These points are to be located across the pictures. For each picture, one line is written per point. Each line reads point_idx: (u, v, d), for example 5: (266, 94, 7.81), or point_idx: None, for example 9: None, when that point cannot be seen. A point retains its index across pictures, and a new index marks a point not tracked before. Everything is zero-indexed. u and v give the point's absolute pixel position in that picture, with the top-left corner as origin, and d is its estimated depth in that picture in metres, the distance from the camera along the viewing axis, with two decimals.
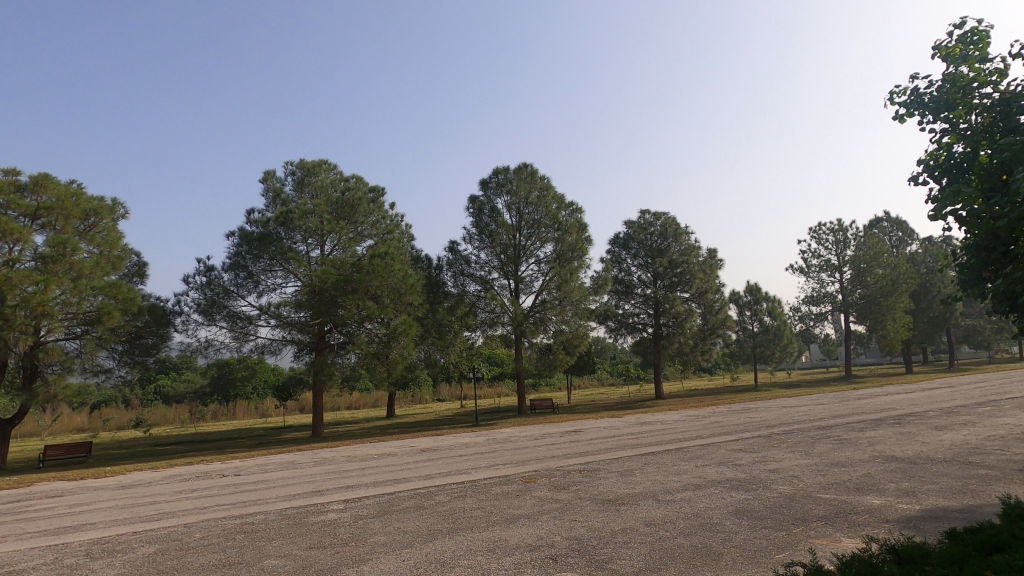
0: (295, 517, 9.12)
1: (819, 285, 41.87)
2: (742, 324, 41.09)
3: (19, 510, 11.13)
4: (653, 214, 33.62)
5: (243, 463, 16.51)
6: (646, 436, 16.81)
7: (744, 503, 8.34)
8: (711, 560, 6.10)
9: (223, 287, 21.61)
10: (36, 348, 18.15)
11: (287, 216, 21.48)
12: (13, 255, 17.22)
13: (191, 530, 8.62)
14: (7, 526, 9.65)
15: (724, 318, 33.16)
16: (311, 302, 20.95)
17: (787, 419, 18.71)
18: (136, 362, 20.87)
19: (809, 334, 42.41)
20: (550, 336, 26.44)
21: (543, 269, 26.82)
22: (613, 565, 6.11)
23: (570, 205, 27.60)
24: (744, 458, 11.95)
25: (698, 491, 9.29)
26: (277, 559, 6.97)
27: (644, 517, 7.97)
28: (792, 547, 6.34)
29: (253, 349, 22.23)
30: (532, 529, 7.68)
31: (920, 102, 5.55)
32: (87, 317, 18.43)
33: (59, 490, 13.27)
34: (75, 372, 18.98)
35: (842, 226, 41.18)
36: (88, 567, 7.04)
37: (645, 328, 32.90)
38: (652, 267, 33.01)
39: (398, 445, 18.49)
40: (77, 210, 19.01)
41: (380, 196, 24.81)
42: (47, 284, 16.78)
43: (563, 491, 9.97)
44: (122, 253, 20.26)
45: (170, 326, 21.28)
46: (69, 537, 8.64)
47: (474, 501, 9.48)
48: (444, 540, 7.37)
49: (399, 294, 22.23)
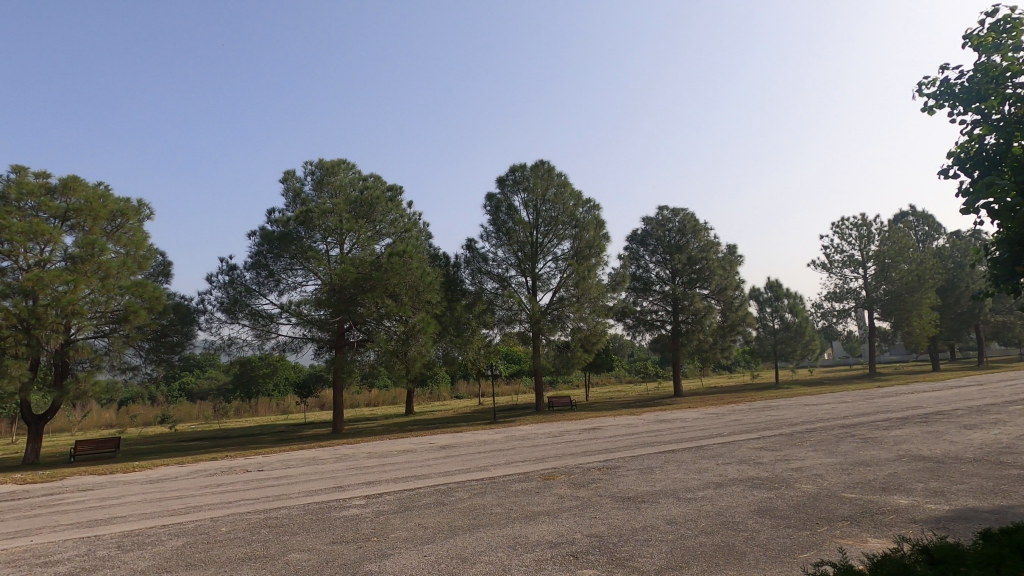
0: (317, 512, 9.25)
1: (842, 281, 41.15)
2: (762, 321, 40.51)
3: (52, 503, 11.48)
4: (671, 210, 33.26)
5: (265, 458, 16.77)
6: (666, 434, 16.67)
7: (766, 502, 8.24)
8: (734, 559, 6.04)
9: (245, 286, 21.99)
10: (66, 346, 18.65)
11: (307, 215, 21.79)
12: (44, 256, 17.76)
13: (217, 524, 8.81)
14: (42, 518, 9.95)
15: (744, 314, 32.71)
16: (331, 300, 21.27)
17: (809, 417, 18.43)
18: (162, 360, 21.29)
19: (831, 331, 41.65)
20: (567, 333, 26.38)
21: (560, 266, 26.85)
22: (635, 563, 6.10)
23: (587, 202, 27.55)
24: (766, 457, 11.78)
25: (719, 490, 9.20)
26: (302, 553, 7.09)
27: (665, 515, 7.93)
28: (817, 547, 6.25)
29: (275, 347, 22.59)
30: (553, 526, 7.70)
31: (950, 94, 5.42)
32: (115, 315, 18.88)
33: (91, 484, 13.67)
34: (104, 370, 19.47)
35: (866, 220, 40.42)
36: (120, 558, 7.24)
37: (663, 325, 32.64)
38: (671, 264, 32.71)
39: (417, 442, 18.63)
40: (104, 211, 19.47)
41: (398, 195, 24.97)
42: (76, 284, 17.20)
43: (583, 488, 9.98)
44: (147, 253, 20.70)
45: (193, 324, 21.69)
46: (101, 529, 8.88)
47: (493, 498, 9.53)
48: (465, 536, 7.43)
49: (417, 292, 22.19)
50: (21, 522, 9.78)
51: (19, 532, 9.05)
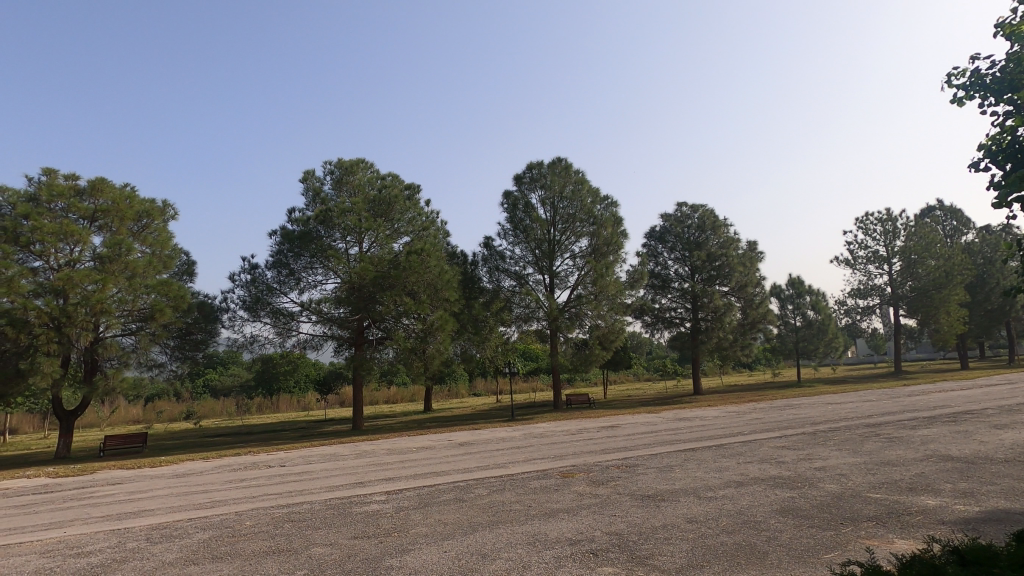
0: (339, 507, 9.38)
1: (866, 277, 40.35)
2: (783, 318, 39.78)
3: (83, 496, 11.81)
4: (690, 206, 32.94)
5: (287, 454, 17.04)
6: (685, 432, 16.51)
7: (789, 502, 8.12)
8: (756, 559, 5.98)
9: (266, 284, 22.32)
10: (96, 343, 19.14)
11: (326, 215, 22.08)
12: (73, 256, 18.29)
13: (242, 518, 8.98)
14: (74, 511, 10.25)
15: (765, 312, 32.35)
16: (350, 298, 21.49)
17: (832, 416, 18.11)
18: (187, 357, 21.71)
19: (855, 328, 40.85)
20: (585, 331, 26.26)
21: (578, 264, 26.81)
22: (655, 561, 6.07)
23: (605, 199, 27.42)
24: (788, 456, 11.61)
25: (740, 489, 9.12)
26: (324, 547, 7.19)
27: (685, 513, 7.87)
28: (841, 547, 6.16)
29: (296, 344, 22.92)
30: (572, 523, 7.69)
31: (982, 84, 5.27)
32: (141, 314, 19.32)
33: (120, 478, 14.04)
34: (131, 366, 19.94)
35: (891, 215, 39.58)
36: (149, 550, 7.43)
37: (682, 323, 32.33)
38: (690, 261, 32.37)
39: (436, 439, 18.75)
40: (131, 212, 19.92)
41: (416, 193, 25.10)
42: (104, 283, 17.66)
43: (602, 486, 9.94)
44: (173, 253, 21.14)
45: (217, 322, 22.07)
46: (131, 522, 9.13)
47: (512, 495, 9.56)
48: (484, 533, 7.45)
49: (435, 290, 22.27)
50: (55, 514, 10.09)
51: (53, 523, 9.34)
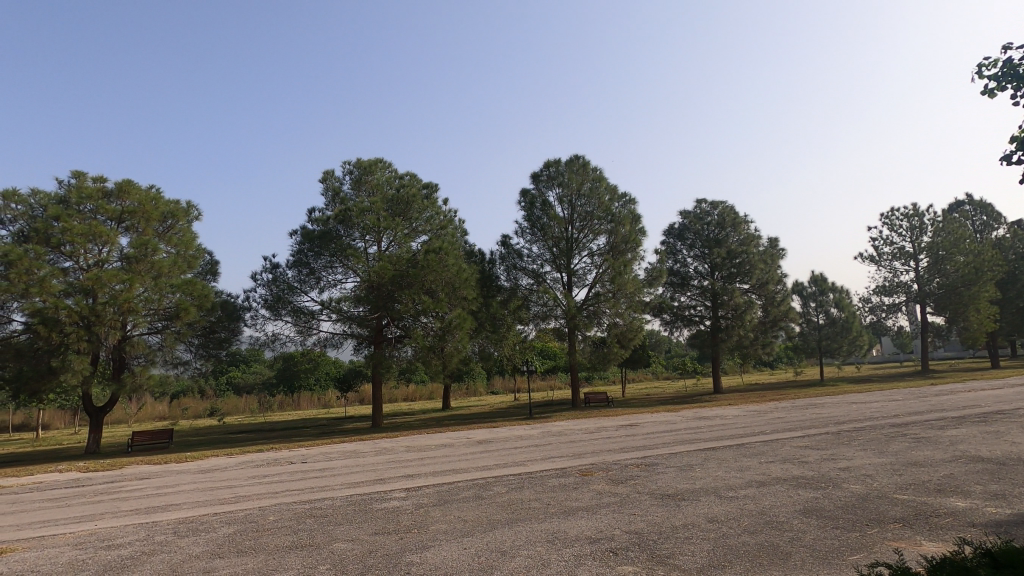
0: (360, 504, 9.49)
1: (891, 274, 39.52)
2: (805, 316, 39.29)
3: (113, 490, 12.13)
4: (710, 203, 32.59)
5: (309, 451, 17.28)
6: (705, 431, 16.34)
7: (813, 502, 8.00)
8: (779, 560, 5.89)
9: (288, 283, 22.64)
10: (123, 341, 19.64)
11: (345, 215, 22.30)
12: (102, 256, 18.81)
13: (266, 513, 9.14)
14: (105, 505, 10.54)
15: (787, 309, 31.89)
16: (370, 297, 21.67)
17: (858, 415, 17.77)
18: (211, 355, 22.09)
19: (880, 326, 40.05)
20: (603, 329, 26.16)
21: (596, 262, 26.72)
22: (675, 561, 6.02)
23: (622, 196, 27.26)
24: (811, 456, 11.43)
25: (762, 488, 9.01)
26: (346, 543, 7.28)
27: (706, 513, 7.80)
28: (867, 548, 6.04)
29: (316, 342, 23.22)
30: (591, 522, 7.67)
31: (1015, 75, 5.10)
32: (167, 313, 19.78)
33: (147, 473, 14.39)
34: (157, 364, 20.39)
35: (918, 211, 38.67)
36: (176, 544, 7.60)
37: (702, 321, 32.01)
38: (709, 258, 31.99)
39: (455, 437, 18.88)
40: (157, 213, 20.39)
41: (434, 192, 25.20)
42: (132, 283, 18.13)
43: (621, 485, 9.89)
44: (197, 253, 21.57)
45: (239, 321, 22.33)
46: (159, 515, 9.35)
47: (531, 493, 9.57)
48: (504, 530, 7.49)
49: (454, 289, 22.37)
50: (86, 507, 10.39)
51: (85, 516, 9.62)
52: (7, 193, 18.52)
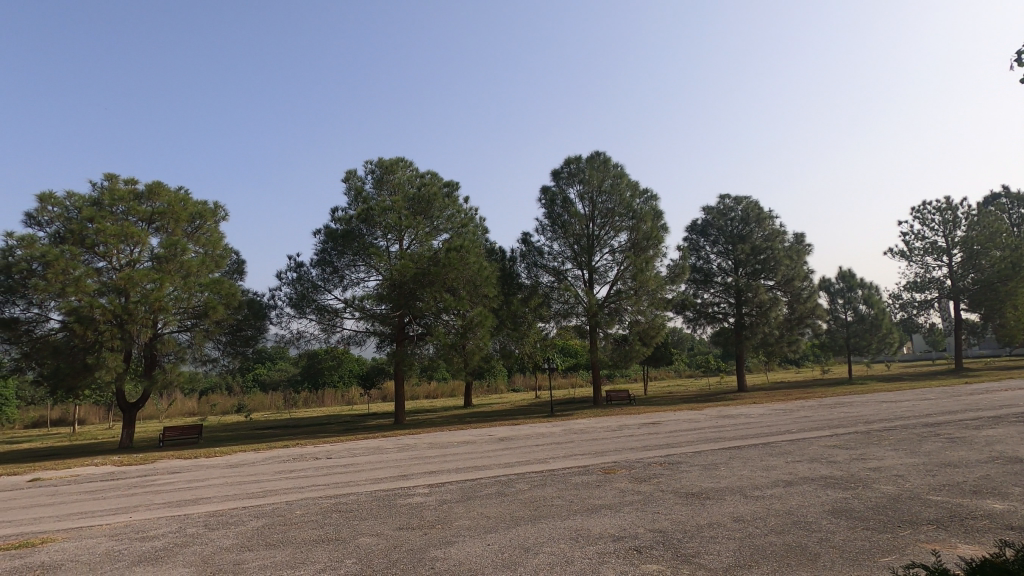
0: (384, 499, 9.61)
1: (923, 270, 38.44)
2: (833, 313, 38.44)
3: (146, 483, 12.48)
4: (733, 199, 32.09)
5: (333, 447, 17.53)
6: (729, 430, 16.11)
7: (842, 502, 7.84)
8: (807, 560, 5.80)
9: (312, 282, 22.97)
10: (154, 339, 20.26)
11: (368, 214, 22.54)
12: (134, 256, 19.37)
13: (293, 507, 9.30)
14: (138, 497, 10.86)
15: (813, 306, 31.28)
16: (392, 295, 21.85)
17: (888, 414, 17.34)
18: (238, 352, 22.40)
19: (911, 323, 39.02)
20: (625, 326, 26.02)
21: (617, 259, 26.54)
22: (700, 560, 5.96)
23: (644, 192, 27.03)
24: (840, 456, 11.19)
25: (789, 488, 8.85)
26: (371, 537, 7.38)
27: (732, 512, 7.70)
28: (899, 550, 5.90)
29: (340, 340, 23.54)
30: (614, 519, 7.64)
31: None
32: (196, 311, 20.30)
33: (178, 467, 14.76)
34: (187, 361, 20.95)
35: (951, 204, 37.54)
36: (207, 536, 7.79)
37: (726, 318, 31.57)
38: (733, 255, 31.51)
39: (476, 433, 18.98)
40: (185, 213, 20.87)
41: (455, 190, 25.29)
42: (162, 282, 18.60)
43: (644, 483, 9.82)
44: (224, 253, 22.04)
45: (265, 319, 22.63)
46: (190, 508, 9.59)
47: (554, 490, 9.57)
48: (527, 526, 7.50)
49: (474, 286, 22.44)
50: (120, 500, 10.72)
51: (120, 509, 9.92)
52: (44, 196, 19.17)
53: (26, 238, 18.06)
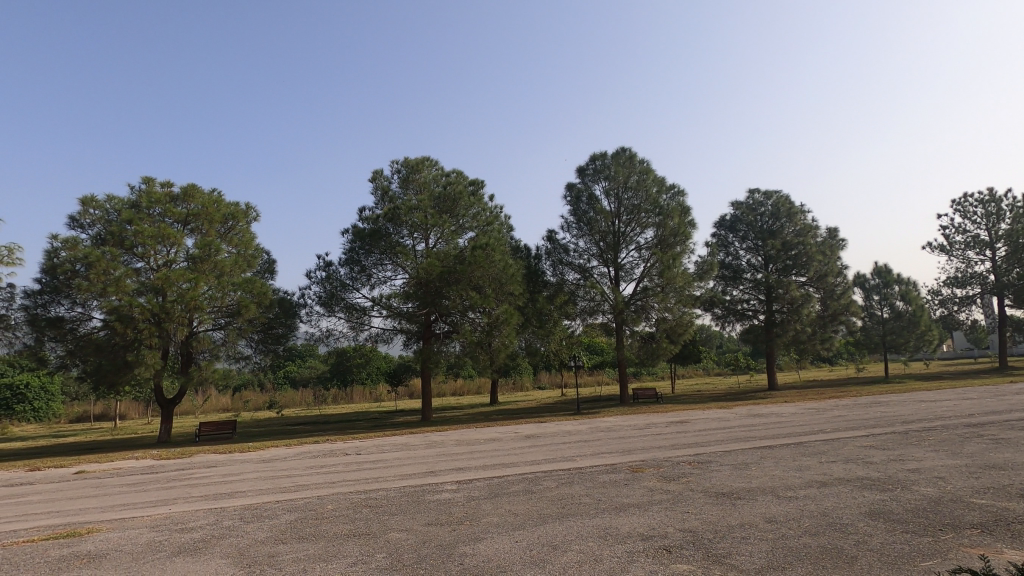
0: (413, 494, 9.72)
1: (964, 265, 37.04)
2: (868, 310, 37.41)
3: (183, 477, 12.88)
4: (763, 194, 31.44)
5: (362, 443, 17.79)
6: (760, 429, 15.80)
7: (880, 504, 7.62)
8: (844, 563, 5.65)
9: (340, 281, 23.30)
10: (190, 337, 20.88)
11: (394, 213, 22.82)
12: (171, 257, 20.00)
13: (324, 502, 9.49)
14: (177, 490, 11.22)
15: (848, 303, 30.46)
16: (418, 293, 22.02)
17: (927, 414, 16.77)
18: (269, 350, 22.81)
19: (952, 320, 37.66)
20: (652, 324, 25.77)
21: (644, 256, 26.29)
22: (732, 560, 5.87)
23: (671, 187, 26.69)
24: (877, 456, 10.87)
25: (823, 489, 8.64)
26: (400, 532, 7.47)
27: (764, 512, 7.57)
28: (942, 554, 5.70)
29: (368, 338, 23.85)
30: (643, 518, 7.58)
31: None
32: (229, 310, 20.84)
33: (213, 461, 15.18)
34: (221, 359, 21.55)
35: (994, 196, 36.06)
36: (242, 529, 8.00)
37: (756, 315, 30.98)
38: (763, 251, 30.87)
39: (503, 431, 19.04)
40: (218, 215, 21.43)
41: (480, 188, 25.33)
42: (197, 282, 19.15)
43: (673, 482, 9.72)
44: (256, 253, 22.55)
45: (296, 317, 23.08)
46: (226, 502, 9.87)
47: (581, 488, 9.55)
48: (555, 524, 7.50)
49: (500, 284, 22.48)
50: (160, 492, 11.10)
51: (159, 501, 10.26)
52: (86, 200, 19.92)
53: (70, 240, 18.82)
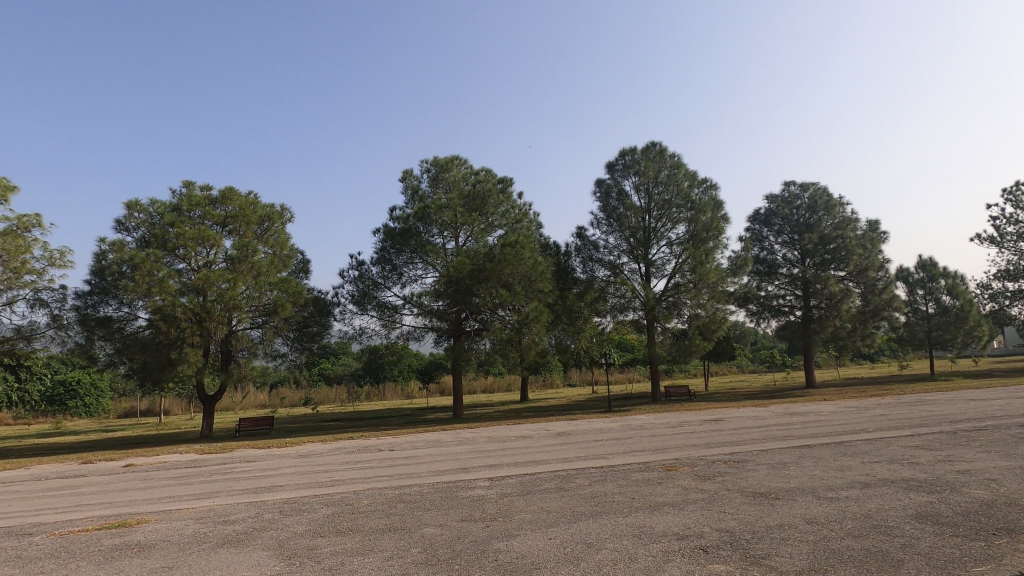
0: (446, 491, 9.82)
1: (1016, 257, 35.29)
2: (912, 305, 36.09)
3: (225, 471, 13.30)
4: (799, 186, 30.59)
5: (396, 439, 18.05)
6: (799, 428, 15.39)
7: (928, 507, 7.34)
8: (890, 567, 5.48)
9: (372, 280, 23.67)
10: (230, 335, 21.49)
11: (424, 212, 23.07)
12: (210, 258, 20.66)
13: (360, 496, 9.67)
14: (219, 484, 11.60)
15: (890, 298, 29.42)
16: (449, 291, 22.16)
17: (977, 414, 16.05)
18: (304, 348, 23.35)
19: (1004, 315, 35.90)
20: (684, 320, 25.36)
21: (675, 251, 25.92)
22: (771, 562, 5.75)
23: (702, 182, 26.24)
24: (923, 457, 10.46)
25: (867, 490, 8.37)
26: (435, 528, 7.56)
27: (804, 513, 7.39)
28: (996, 560, 5.46)
29: (400, 335, 24.18)
30: (678, 517, 7.50)
31: None
32: (266, 309, 21.37)
33: (253, 456, 15.64)
34: (259, 356, 22.15)
35: None
36: (282, 522, 8.22)
37: (792, 311, 30.17)
38: (800, 244, 30.07)
39: (534, 428, 19.06)
40: (255, 216, 22.02)
41: (509, 186, 25.33)
42: (235, 282, 19.75)
43: (708, 481, 9.56)
44: (290, 253, 23.08)
45: (329, 315, 23.60)
46: (266, 495, 10.16)
47: (614, 486, 9.49)
48: (588, 522, 7.47)
49: (530, 282, 22.48)
50: (203, 486, 11.49)
51: (203, 494, 10.62)
52: (131, 204, 20.72)
53: (117, 243, 19.63)
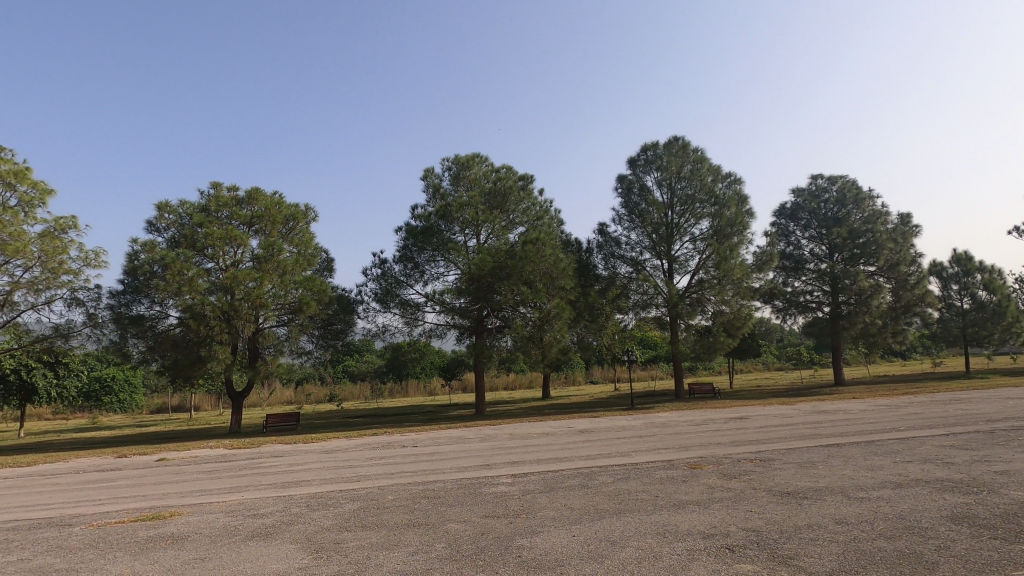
0: (469, 487, 9.87)
1: None
2: (946, 300, 35.04)
3: (253, 465, 13.58)
4: (827, 179, 29.91)
5: (419, 436, 18.20)
6: (827, 426, 15.09)
7: (965, 508, 7.12)
8: (924, 569, 5.34)
9: (395, 278, 23.89)
10: (257, 333, 21.90)
11: (446, 210, 23.22)
12: (238, 257, 21.10)
13: (385, 492, 9.79)
14: (248, 478, 11.85)
15: (923, 293, 28.60)
16: (471, 289, 22.23)
17: (1016, 412, 15.50)
18: (329, 345, 23.70)
19: None
20: (708, 317, 25.01)
21: (698, 247, 25.58)
22: (800, 562, 5.66)
23: (727, 176, 25.83)
24: (959, 457, 10.14)
25: (899, 490, 8.17)
26: (458, 523, 7.61)
27: (833, 513, 7.24)
28: None
29: (422, 333, 24.37)
30: (703, 516, 7.41)
31: None
32: (291, 307, 21.75)
33: (280, 451, 15.94)
34: (285, 353, 22.53)
35: None
36: (309, 516, 8.37)
37: (819, 307, 29.53)
38: (827, 239, 29.41)
39: (556, 425, 19.04)
40: (280, 216, 22.41)
41: (530, 183, 25.27)
42: (262, 281, 20.14)
43: (734, 480, 9.43)
44: (315, 252, 23.42)
45: (353, 313, 23.93)
46: (293, 490, 10.35)
47: (638, 484, 9.42)
48: (612, 519, 7.44)
49: (551, 279, 22.43)
50: (233, 480, 11.76)
51: (233, 488, 10.87)
52: (161, 206, 21.25)
53: (148, 243, 20.16)
